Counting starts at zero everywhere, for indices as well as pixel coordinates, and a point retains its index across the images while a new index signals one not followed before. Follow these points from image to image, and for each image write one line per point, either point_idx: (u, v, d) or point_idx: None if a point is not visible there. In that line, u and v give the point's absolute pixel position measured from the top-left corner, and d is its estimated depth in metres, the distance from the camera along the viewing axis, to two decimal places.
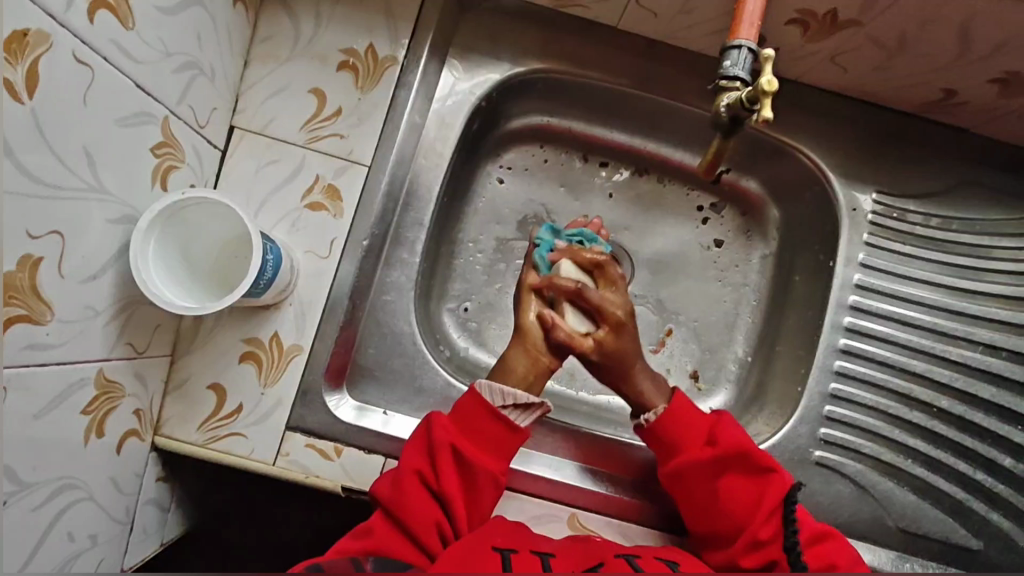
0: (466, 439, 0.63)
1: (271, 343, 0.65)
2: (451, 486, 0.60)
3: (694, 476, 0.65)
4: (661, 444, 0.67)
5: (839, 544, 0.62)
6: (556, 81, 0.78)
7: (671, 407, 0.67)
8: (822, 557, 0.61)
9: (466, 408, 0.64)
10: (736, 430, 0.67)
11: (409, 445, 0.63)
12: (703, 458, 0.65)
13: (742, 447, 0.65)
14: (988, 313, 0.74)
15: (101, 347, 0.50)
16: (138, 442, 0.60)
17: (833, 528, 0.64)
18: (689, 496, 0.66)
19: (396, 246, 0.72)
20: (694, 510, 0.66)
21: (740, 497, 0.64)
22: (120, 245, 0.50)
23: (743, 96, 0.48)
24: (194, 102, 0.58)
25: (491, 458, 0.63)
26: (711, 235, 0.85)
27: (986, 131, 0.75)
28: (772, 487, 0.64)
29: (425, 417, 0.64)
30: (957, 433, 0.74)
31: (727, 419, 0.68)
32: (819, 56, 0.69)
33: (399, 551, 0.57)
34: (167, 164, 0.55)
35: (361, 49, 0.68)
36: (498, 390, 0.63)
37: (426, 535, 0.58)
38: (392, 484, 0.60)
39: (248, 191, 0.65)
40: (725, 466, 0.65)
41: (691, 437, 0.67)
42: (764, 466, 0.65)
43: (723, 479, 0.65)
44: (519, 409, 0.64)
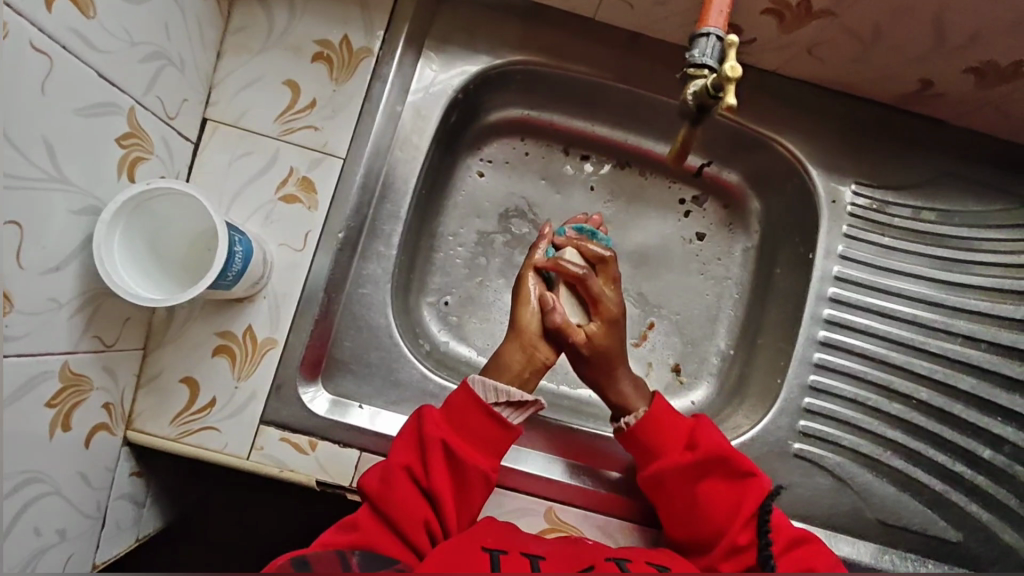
0: (458, 435, 0.62)
1: (245, 336, 0.64)
2: (441, 484, 0.60)
3: (672, 482, 0.64)
4: (642, 446, 0.67)
5: (815, 549, 0.60)
6: (535, 74, 0.77)
7: (649, 413, 0.67)
8: (801, 562, 0.59)
9: (458, 405, 0.63)
10: (717, 434, 0.66)
11: (398, 441, 0.62)
12: (680, 462, 0.64)
13: (719, 451, 0.64)
14: (966, 304, 0.75)
15: (66, 340, 0.50)
16: (108, 436, 0.59)
17: (816, 535, 0.63)
18: (668, 501, 0.65)
19: (373, 238, 0.72)
20: (675, 515, 0.64)
21: (719, 503, 0.63)
22: (84, 237, 0.50)
23: (709, 84, 0.47)
24: (162, 93, 0.57)
25: (482, 456, 0.62)
26: (693, 228, 0.84)
27: (964, 123, 0.75)
28: (751, 490, 0.62)
29: (416, 412, 0.63)
30: (936, 424, 0.74)
31: (707, 422, 0.67)
32: (795, 48, 0.69)
33: (387, 547, 0.56)
34: (134, 155, 0.54)
35: (336, 41, 0.67)
36: (492, 386, 0.63)
37: (415, 531, 0.58)
38: (380, 479, 0.59)
39: (221, 184, 0.65)
40: (702, 472, 0.64)
41: (670, 441, 0.66)
42: (742, 470, 0.63)
43: (703, 485, 0.64)
44: (512, 407, 0.64)
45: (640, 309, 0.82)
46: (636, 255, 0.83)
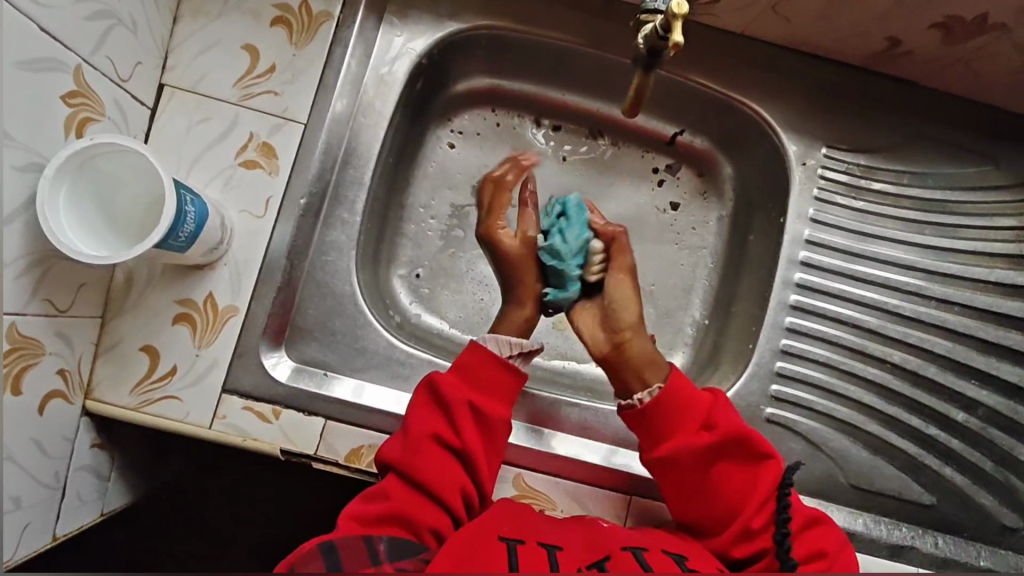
0: (478, 392, 0.63)
1: (206, 304, 0.63)
2: (470, 440, 0.60)
3: (688, 460, 0.62)
4: (653, 426, 0.63)
5: (827, 528, 0.59)
6: (502, 39, 0.76)
7: (666, 389, 0.63)
8: (813, 543, 0.58)
9: (473, 365, 0.64)
10: (733, 415, 0.64)
11: (415, 409, 0.62)
12: (698, 443, 0.62)
13: (739, 431, 0.62)
14: (939, 267, 0.74)
15: (13, 300, 0.49)
16: (64, 405, 0.58)
17: (827, 515, 0.62)
18: (680, 481, 0.62)
19: (336, 206, 0.70)
20: (688, 497, 0.62)
21: (732, 485, 0.61)
22: (28, 194, 0.49)
23: (658, 26, 0.47)
24: (113, 54, 0.56)
25: (504, 409, 0.63)
26: (667, 197, 0.84)
27: (933, 84, 0.74)
28: (768, 472, 0.61)
29: (428, 377, 0.64)
30: (909, 388, 0.73)
31: (724, 400, 0.65)
32: (760, 7, 0.69)
33: (423, 514, 0.57)
34: (83, 115, 0.53)
35: (295, 4, 0.66)
36: (504, 341, 0.64)
37: (450, 494, 0.58)
38: (405, 447, 0.60)
39: (179, 150, 0.64)
40: (720, 452, 0.62)
41: (685, 420, 0.63)
42: (760, 452, 0.62)
43: (718, 467, 0.62)
44: (523, 358, 0.66)
45: None
46: None
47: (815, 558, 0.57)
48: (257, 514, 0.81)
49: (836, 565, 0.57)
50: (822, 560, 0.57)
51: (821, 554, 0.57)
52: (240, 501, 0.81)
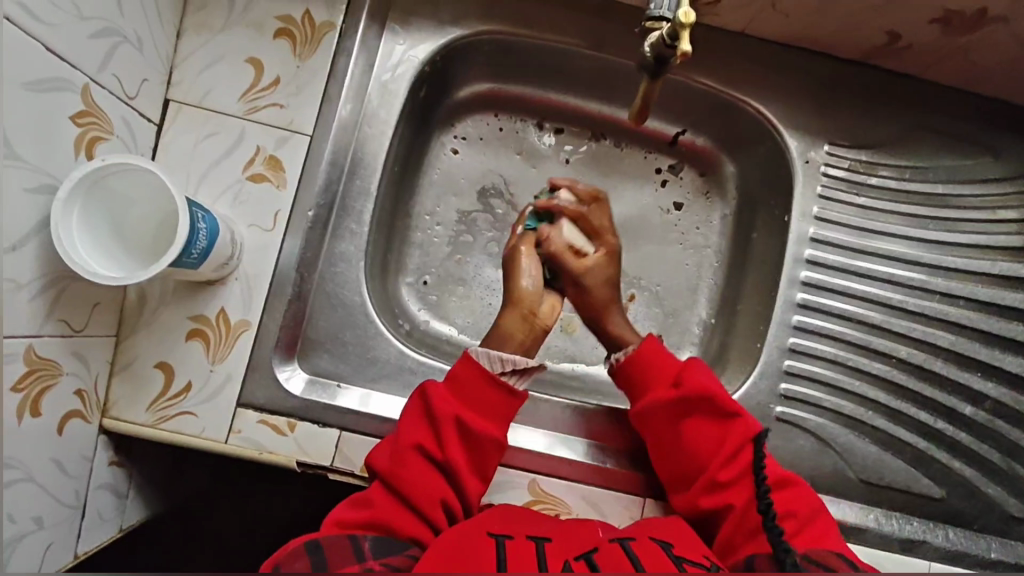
0: (467, 406, 0.62)
1: (218, 319, 0.64)
2: (456, 455, 0.60)
3: (660, 415, 0.65)
4: (631, 382, 0.68)
5: (801, 491, 0.61)
6: (505, 44, 0.76)
7: (639, 351, 0.68)
8: (785, 503, 0.60)
9: (464, 377, 0.63)
10: (704, 375, 0.66)
11: (405, 420, 0.62)
12: (666, 399, 0.65)
13: (706, 390, 0.64)
14: (944, 261, 0.75)
15: (29, 323, 0.49)
16: (82, 424, 0.58)
17: (799, 478, 0.63)
18: (655, 435, 0.66)
19: (344, 217, 0.71)
20: (664, 454, 0.65)
21: (702, 440, 0.63)
22: (41, 216, 0.48)
23: (664, 34, 0.47)
24: (119, 72, 0.56)
25: (494, 425, 0.63)
26: (671, 197, 0.84)
27: (933, 78, 0.75)
28: (736, 431, 0.63)
29: (420, 387, 0.63)
30: (916, 382, 0.74)
31: (696, 363, 0.67)
32: (760, 3, 0.68)
33: (403, 526, 0.56)
34: (91, 134, 0.53)
35: (298, 16, 0.66)
36: (497, 357, 0.63)
37: (430, 506, 0.58)
38: (390, 457, 0.59)
39: (187, 166, 0.64)
40: (688, 409, 0.65)
41: (657, 378, 0.67)
42: (728, 411, 0.64)
43: (687, 423, 0.64)
44: (518, 374, 0.65)
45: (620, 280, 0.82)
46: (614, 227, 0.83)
47: (785, 517, 0.59)
48: (272, 525, 0.82)
49: (808, 527, 0.59)
50: (792, 519, 0.59)
51: (789, 513, 0.59)
52: (256, 512, 0.82)
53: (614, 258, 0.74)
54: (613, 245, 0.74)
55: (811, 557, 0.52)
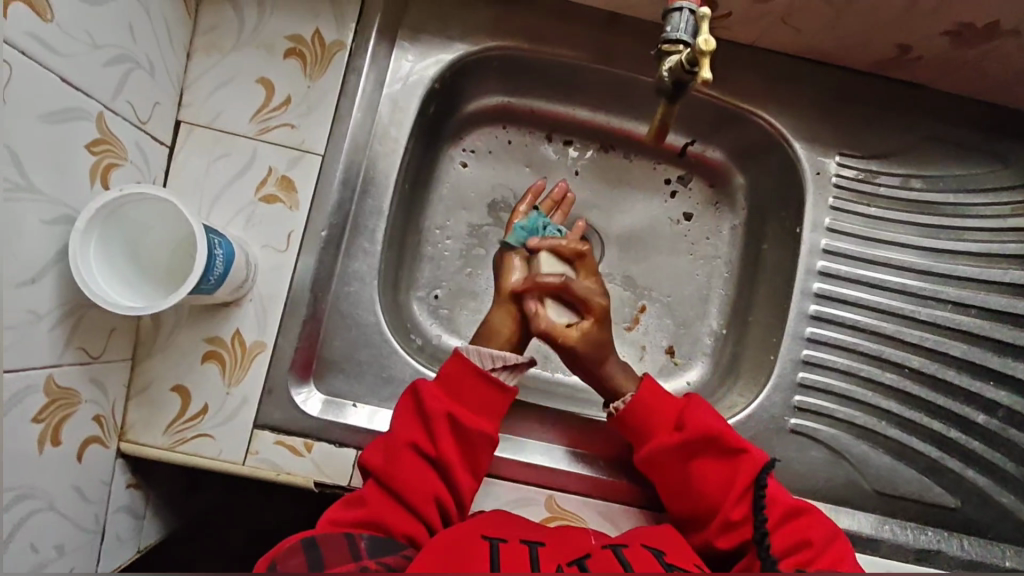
0: (459, 403, 0.63)
1: (233, 341, 0.64)
2: (449, 451, 0.61)
3: (666, 460, 0.64)
4: (630, 431, 0.67)
5: (813, 519, 0.61)
6: (513, 59, 0.76)
7: (638, 396, 0.67)
8: (798, 534, 0.60)
9: (455, 376, 0.64)
10: (704, 414, 0.65)
11: (399, 419, 0.63)
12: (669, 443, 0.64)
13: (709, 429, 0.64)
14: (956, 271, 0.75)
15: (49, 353, 0.49)
16: (100, 449, 0.59)
17: (813, 506, 0.63)
18: (664, 478, 0.65)
19: (356, 236, 0.71)
20: (675, 494, 0.65)
21: (712, 479, 0.63)
22: (60, 246, 0.48)
23: (683, 60, 0.46)
24: (132, 97, 0.56)
25: (486, 422, 0.64)
26: (680, 208, 0.84)
27: (943, 87, 0.75)
28: (743, 467, 0.63)
29: (413, 385, 0.64)
30: (929, 392, 0.74)
31: (697, 401, 0.67)
32: (771, 17, 0.68)
33: (399, 524, 0.57)
34: (106, 161, 0.53)
35: (308, 36, 0.66)
36: (487, 354, 0.64)
37: (423, 504, 0.59)
38: (385, 456, 0.60)
39: (200, 188, 0.64)
40: (693, 450, 0.64)
41: (659, 423, 0.66)
42: (732, 446, 0.64)
43: (694, 465, 0.64)
44: (508, 370, 0.65)
45: (631, 292, 0.82)
46: (624, 239, 0.83)
47: (800, 548, 0.59)
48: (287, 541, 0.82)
49: (822, 556, 0.58)
50: (806, 550, 0.59)
51: (804, 544, 0.59)
52: (271, 527, 0.82)
53: (605, 321, 0.69)
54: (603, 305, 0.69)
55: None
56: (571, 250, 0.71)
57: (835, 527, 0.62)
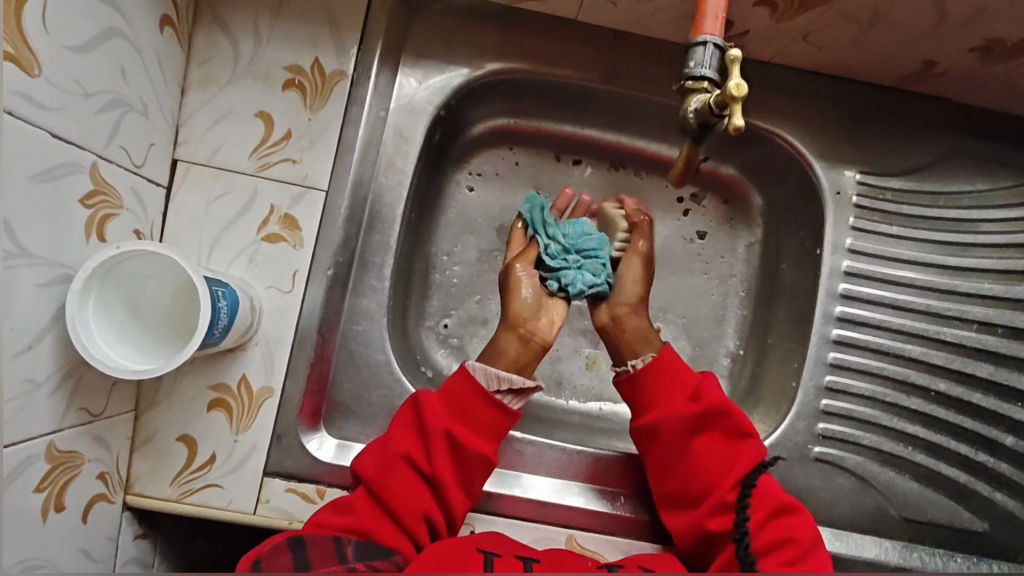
0: (460, 422, 0.61)
1: (240, 387, 0.61)
2: (445, 470, 0.59)
3: (674, 430, 0.63)
4: (641, 394, 0.65)
5: (804, 518, 0.58)
6: (521, 82, 0.73)
7: (656, 361, 0.65)
8: (781, 530, 0.56)
9: (457, 392, 0.62)
10: (720, 392, 0.64)
11: (396, 430, 0.60)
12: (682, 411, 0.63)
13: (722, 404, 0.62)
14: (980, 289, 0.72)
15: (48, 419, 0.47)
16: (106, 505, 0.57)
17: (804, 507, 0.60)
18: (665, 450, 0.63)
19: (364, 272, 0.69)
20: (672, 470, 0.63)
21: (714, 457, 0.61)
22: (56, 308, 0.46)
23: (712, 101, 0.46)
24: (126, 142, 0.54)
25: (485, 443, 0.61)
26: (694, 226, 0.81)
27: (965, 100, 0.72)
28: (747, 452, 0.61)
29: (414, 397, 0.62)
30: (956, 415, 0.72)
31: (712, 378, 0.65)
32: (789, 35, 0.66)
33: (384, 537, 0.55)
34: (102, 213, 0.51)
35: (307, 66, 0.64)
36: (491, 374, 0.63)
37: (410, 519, 0.57)
38: (378, 465, 0.58)
39: (200, 228, 0.62)
40: (703, 425, 0.62)
41: (672, 390, 0.64)
42: (739, 428, 0.62)
43: (700, 440, 0.62)
44: (512, 393, 0.63)
45: None
46: None
47: (783, 543, 0.56)
48: None
49: (806, 557, 0.55)
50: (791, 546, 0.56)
51: (789, 540, 0.56)
52: None
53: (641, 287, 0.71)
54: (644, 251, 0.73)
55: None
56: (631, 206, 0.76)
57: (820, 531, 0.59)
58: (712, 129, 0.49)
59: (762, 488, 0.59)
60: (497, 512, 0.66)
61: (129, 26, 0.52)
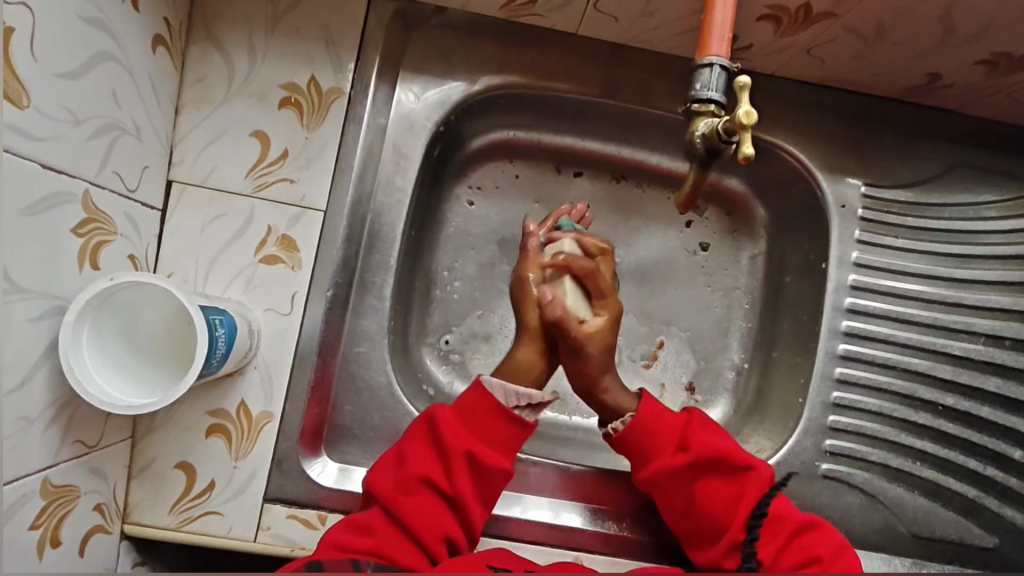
0: (480, 441, 0.59)
1: (239, 413, 0.60)
2: (466, 490, 0.58)
3: (668, 486, 0.61)
4: (630, 454, 0.63)
5: (826, 533, 0.58)
6: (522, 96, 0.72)
7: (637, 419, 0.63)
8: (802, 551, 0.56)
9: (475, 408, 0.60)
10: (708, 433, 0.62)
11: (412, 448, 0.59)
12: (673, 466, 0.61)
13: (712, 449, 0.60)
14: (987, 301, 0.72)
15: (42, 455, 0.46)
16: (104, 536, 0.55)
17: (820, 518, 0.60)
18: (665, 502, 0.62)
19: (363, 292, 0.67)
20: (678, 516, 0.62)
21: (718, 501, 0.60)
22: (50, 341, 0.45)
23: (720, 128, 0.45)
24: (119, 166, 0.53)
25: (503, 457, 0.60)
26: (697, 238, 0.79)
27: (971, 112, 0.71)
28: (750, 486, 0.60)
29: (429, 413, 0.61)
30: (964, 430, 0.71)
31: (698, 419, 0.64)
32: (794, 50, 0.65)
33: (405, 558, 0.54)
34: (95, 240, 0.50)
35: (303, 84, 0.63)
36: (512, 391, 0.60)
37: (433, 542, 0.56)
38: (395, 484, 0.57)
39: (196, 251, 0.60)
40: (698, 473, 0.60)
41: (660, 445, 0.62)
42: (738, 463, 0.60)
43: (699, 489, 0.60)
44: (531, 409, 0.62)
45: (648, 327, 0.77)
46: (639, 272, 0.78)
47: (807, 564, 0.56)
48: None
49: (833, 570, 0.55)
50: (815, 566, 0.56)
51: (814, 560, 0.56)
52: None
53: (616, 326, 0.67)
54: (614, 312, 0.66)
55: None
56: (592, 246, 0.68)
57: (843, 538, 0.59)
58: (719, 155, 0.48)
59: (775, 517, 0.58)
60: (501, 534, 0.65)
61: (121, 49, 0.51)
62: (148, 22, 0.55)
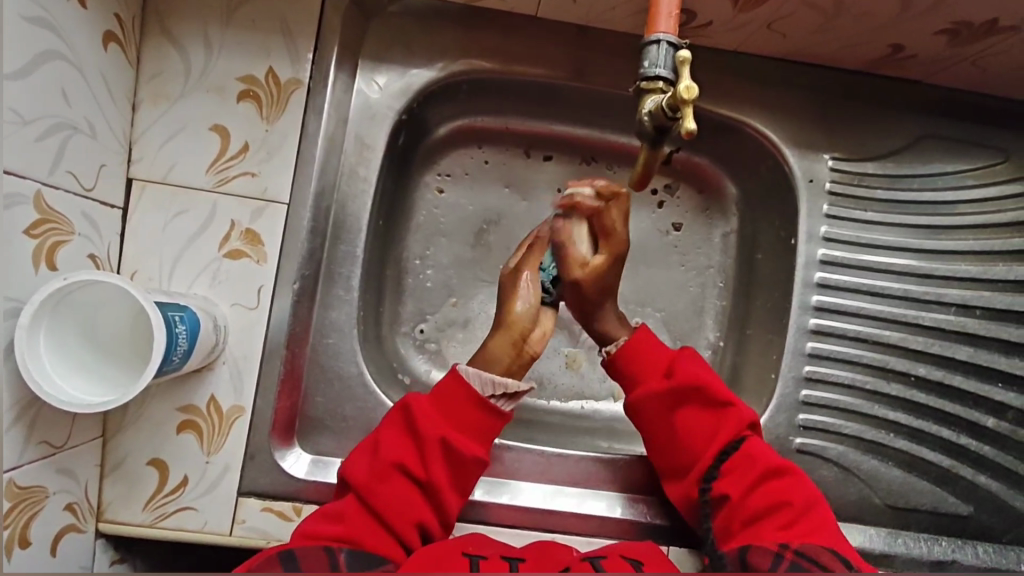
0: (454, 428, 0.59)
1: (209, 408, 0.60)
2: (438, 474, 0.58)
3: (653, 410, 0.63)
4: (621, 379, 0.65)
5: (797, 480, 0.58)
6: (486, 81, 0.72)
7: (628, 345, 0.65)
8: (776, 494, 0.57)
9: (446, 392, 0.60)
10: (693, 365, 0.64)
11: (385, 435, 0.59)
12: (657, 391, 0.63)
13: (696, 379, 0.62)
14: (957, 271, 0.72)
15: (5, 457, 0.46)
16: (77, 535, 0.56)
17: (798, 468, 0.60)
18: (651, 431, 0.64)
19: (331, 283, 0.67)
20: (662, 444, 0.63)
21: (697, 429, 0.62)
22: (5, 344, 0.45)
23: (664, 104, 0.45)
24: (72, 166, 0.52)
25: (477, 445, 0.60)
26: (669, 218, 0.79)
27: (936, 82, 0.71)
28: (728, 420, 0.61)
29: (403, 401, 0.61)
30: (937, 399, 0.71)
31: (688, 353, 0.65)
32: (754, 25, 0.64)
33: (371, 540, 0.54)
34: (51, 241, 0.50)
35: (261, 75, 0.62)
36: (487, 379, 0.60)
37: (404, 527, 0.56)
38: (368, 471, 0.57)
39: (159, 247, 0.60)
40: (680, 399, 0.62)
41: (647, 372, 0.64)
42: (720, 398, 0.62)
43: (681, 414, 0.62)
44: (506, 397, 0.61)
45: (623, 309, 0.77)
46: None
47: (775, 510, 0.56)
48: None
49: (802, 518, 0.55)
50: (785, 511, 0.56)
51: (782, 504, 0.56)
52: None
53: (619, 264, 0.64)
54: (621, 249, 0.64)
55: (801, 551, 0.51)
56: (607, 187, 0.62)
57: (821, 495, 0.58)
58: (670, 133, 0.48)
59: (747, 453, 0.59)
60: (477, 519, 0.66)
61: (70, 47, 0.51)
62: (98, 19, 0.54)
